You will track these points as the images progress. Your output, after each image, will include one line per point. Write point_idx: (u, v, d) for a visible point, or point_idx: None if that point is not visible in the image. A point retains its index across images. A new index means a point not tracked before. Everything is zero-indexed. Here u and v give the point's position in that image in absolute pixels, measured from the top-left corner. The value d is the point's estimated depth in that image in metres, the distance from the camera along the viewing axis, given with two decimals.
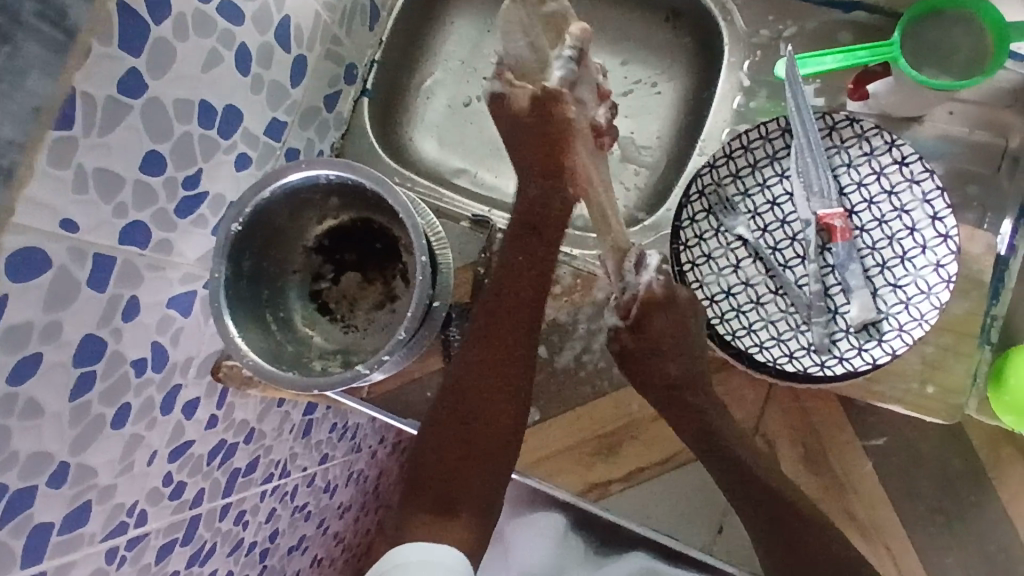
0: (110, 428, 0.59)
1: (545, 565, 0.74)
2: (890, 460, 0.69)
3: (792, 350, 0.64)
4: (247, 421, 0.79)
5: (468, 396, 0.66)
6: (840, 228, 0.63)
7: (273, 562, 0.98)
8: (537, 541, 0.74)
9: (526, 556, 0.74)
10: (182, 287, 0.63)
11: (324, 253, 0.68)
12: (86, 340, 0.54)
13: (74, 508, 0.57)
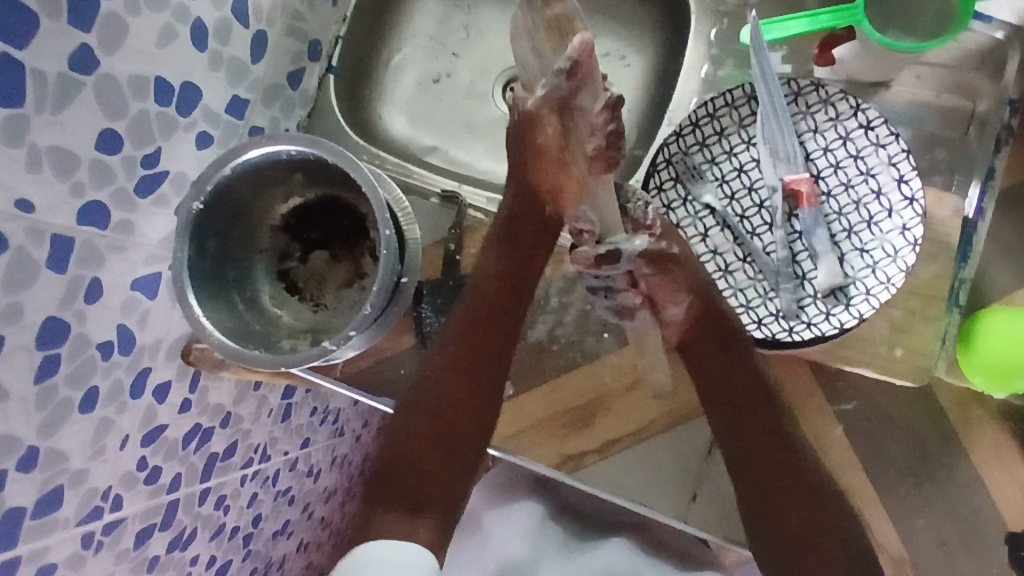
0: (79, 412, 0.58)
1: (521, 557, 0.72)
2: (862, 423, 0.69)
3: (760, 317, 0.65)
4: (223, 405, 0.79)
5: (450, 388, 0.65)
6: (806, 193, 0.63)
7: (258, 547, 0.98)
8: (514, 531, 0.73)
9: (503, 547, 0.73)
10: (146, 268, 0.63)
11: (291, 232, 0.68)
12: (49, 322, 0.53)
13: (45, 493, 0.56)
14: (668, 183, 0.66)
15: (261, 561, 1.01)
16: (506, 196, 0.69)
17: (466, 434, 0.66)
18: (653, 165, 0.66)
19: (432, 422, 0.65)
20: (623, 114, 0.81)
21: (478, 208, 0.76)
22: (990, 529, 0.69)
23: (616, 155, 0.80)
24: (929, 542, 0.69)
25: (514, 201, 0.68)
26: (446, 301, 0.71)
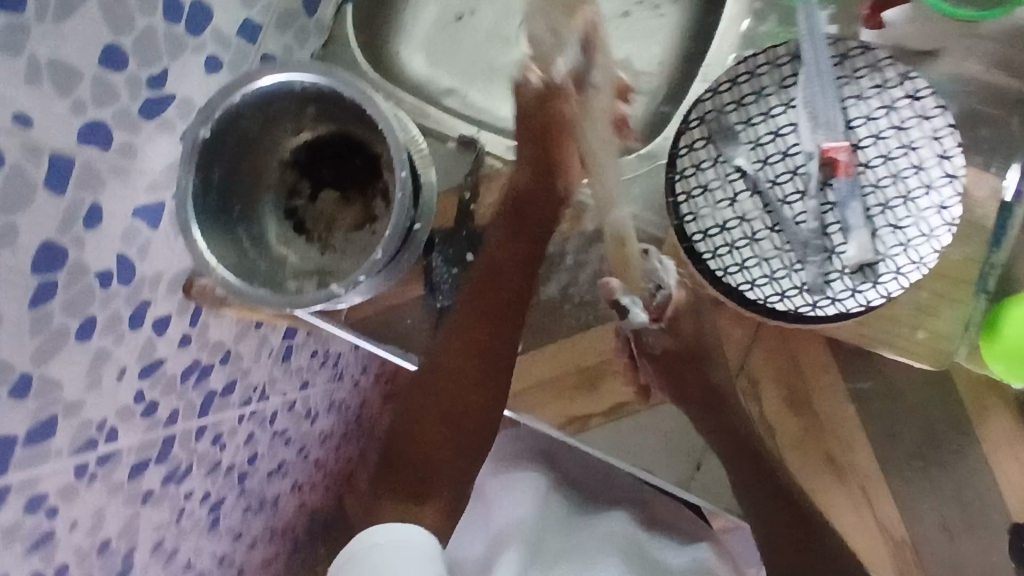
0: (75, 340, 0.56)
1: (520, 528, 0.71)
2: (872, 404, 0.67)
3: (784, 289, 0.61)
4: (223, 342, 0.77)
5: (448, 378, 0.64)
6: (845, 162, 0.59)
7: (253, 485, 0.99)
8: (517, 501, 0.73)
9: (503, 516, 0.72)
10: (148, 196, 0.60)
11: (301, 169, 0.65)
12: (45, 246, 0.51)
13: (38, 421, 0.55)
14: (699, 141, 0.63)
15: (256, 499, 1.01)
16: (518, 177, 0.67)
17: (468, 421, 0.64)
18: (685, 121, 0.63)
19: (435, 416, 0.64)
20: (653, 67, 0.77)
21: (498, 156, 0.72)
22: (995, 520, 0.67)
23: (642, 109, 0.76)
24: (935, 525, 0.67)
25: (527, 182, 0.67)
26: (458, 252, 0.68)
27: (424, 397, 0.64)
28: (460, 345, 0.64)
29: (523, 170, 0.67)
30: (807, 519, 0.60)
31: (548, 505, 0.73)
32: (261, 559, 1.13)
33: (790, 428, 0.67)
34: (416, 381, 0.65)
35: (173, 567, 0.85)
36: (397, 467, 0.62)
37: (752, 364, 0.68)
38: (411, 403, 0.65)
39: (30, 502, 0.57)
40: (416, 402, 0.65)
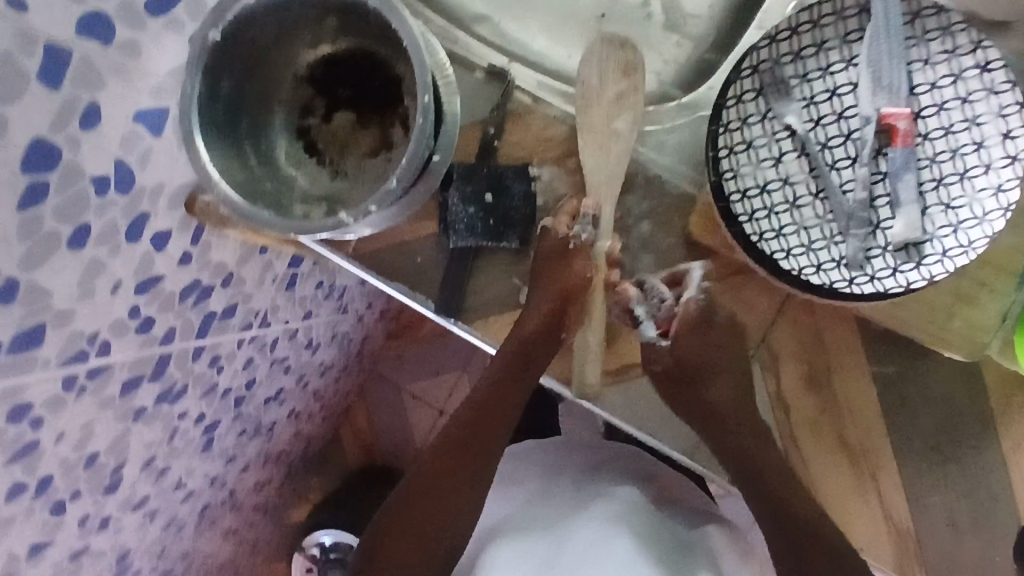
0: (67, 248, 0.53)
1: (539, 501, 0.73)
2: (895, 389, 0.63)
3: (821, 262, 0.57)
4: (225, 264, 0.74)
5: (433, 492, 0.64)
6: (903, 131, 0.55)
7: (249, 410, 0.98)
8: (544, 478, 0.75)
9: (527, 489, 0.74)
10: (151, 101, 0.56)
11: (317, 86, 0.61)
12: (38, 145, 0.47)
13: (25, 329, 0.53)
14: (748, 93, 0.57)
15: (251, 424, 1.01)
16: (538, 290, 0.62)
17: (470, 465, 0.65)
18: (736, 69, 0.57)
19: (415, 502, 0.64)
20: (704, 11, 0.70)
21: (527, 90, 0.66)
22: (1003, 521, 0.63)
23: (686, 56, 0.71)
24: (940, 520, 0.63)
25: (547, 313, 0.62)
26: (476, 191, 0.63)
27: (410, 499, 0.64)
28: (459, 437, 0.66)
29: (548, 239, 0.63)
30: (811, 533, 0.59)
31: (558, 488, 0.74)
32: (254, 482, 1.13)
33: (806, 407, 0.63)
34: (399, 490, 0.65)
35: (163, 485, 0.85)
36: (405, 513, 0.63)
37: (774, 337, 0.64)
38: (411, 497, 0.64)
39: (13, 410, 0.56)
40: (405, 514, 0.63)
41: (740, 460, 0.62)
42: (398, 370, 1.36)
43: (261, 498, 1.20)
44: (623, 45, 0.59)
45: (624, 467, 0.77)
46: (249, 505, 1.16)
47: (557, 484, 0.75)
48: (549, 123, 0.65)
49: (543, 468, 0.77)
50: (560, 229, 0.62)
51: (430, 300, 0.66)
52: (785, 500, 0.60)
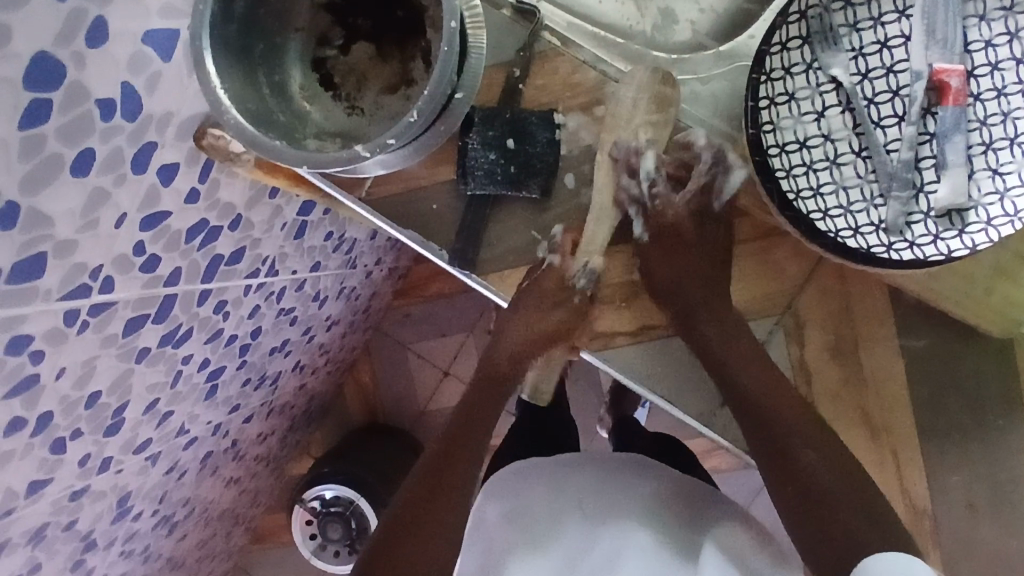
0: (70, 174, 0.51)
1: (541, 516, 0.63)
2: (926, 364, 0.61)
3: (859, 224, 0.54)
4: (234, 205, 0.72)
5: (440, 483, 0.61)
6: (955, 89, 0.51)
7: (255, 359, 0.96)
8: (550, 490, 0.66)
9: (531, 502, 0.65)
10: (161, 22, 0.54)
11: (334, 14, 0.57)
12: (41, 58, 0.45)
13: (26, 258, 0.51)
14: (794, 40, 0.54)
15: (256, 374, 0.99)
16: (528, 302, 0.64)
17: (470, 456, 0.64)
18: (782, 14, 0.54)
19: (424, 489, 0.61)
20: None
21: (556, 32, 0.63)
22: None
23: (724, 3, 0.67)
24: (957, 501, 0.61)
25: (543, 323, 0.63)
26: (498, 136, 0.60)
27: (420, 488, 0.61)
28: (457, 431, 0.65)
29: (540, 269, 0.62)
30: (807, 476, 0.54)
31: (567, 502, 0.64)
32: (257, 433, 1.13)
33: (828, 377, 0.61)
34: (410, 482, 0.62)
35: (166, 429, 0.84)
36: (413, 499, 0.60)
37: (801, 304, 0.61)
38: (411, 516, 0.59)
39: (13, 342, 0.54)
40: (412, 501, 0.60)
41: (750, 406, 0.57)
42: (404, 329, 1.34)
43: (264, 450, 1.20)
44: (664, 77, 0.59)
45: (640, 478, 0.68)
46: (251, 456, 1.16)
47: (564, 503, 0.64)
48: (577, 68, 0.62)
49: (549, 482, 0.66)
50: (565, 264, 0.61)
51: (443, 250, 0.63)
52: (789, 446, 0.55)
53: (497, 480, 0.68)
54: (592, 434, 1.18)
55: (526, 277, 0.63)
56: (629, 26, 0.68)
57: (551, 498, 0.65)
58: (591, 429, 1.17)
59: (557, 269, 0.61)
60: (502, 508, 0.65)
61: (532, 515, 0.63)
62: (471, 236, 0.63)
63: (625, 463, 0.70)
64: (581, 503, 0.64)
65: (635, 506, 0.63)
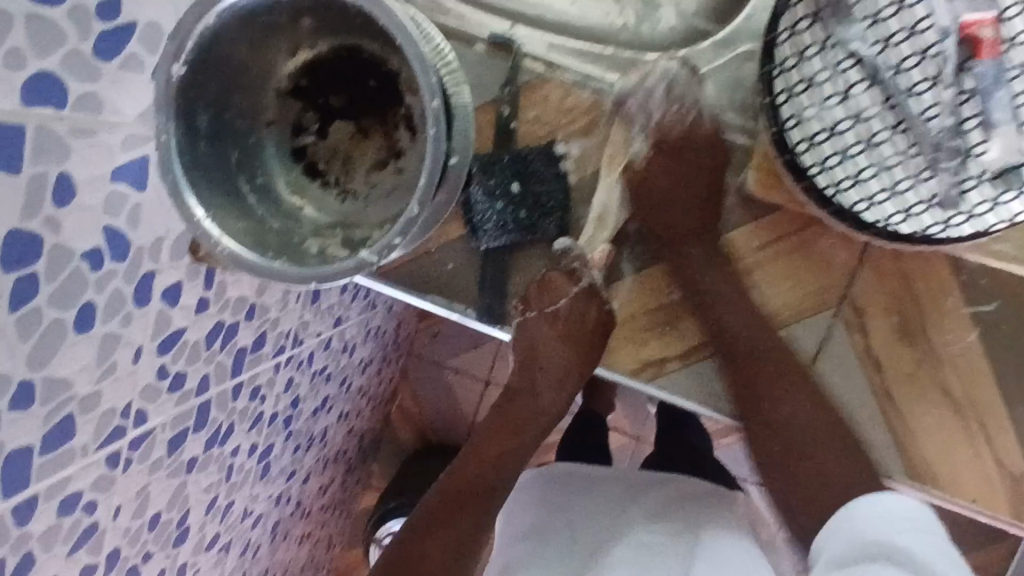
0: (75, 332, 0.49)
1: (546, 496, 0.68)
2: (1003, 327, 0.56)
3: (909, 206, 0.50)
4: (245, 297, 0.69)
5: (456, 515, 0.60)
6: (989, 40, 0.45)
7: (300, 426, 0.95)
8: (562, 476, 0.70)
9: (542, 502, 0.67)
10: (127, 153, 0.50)
11: (304, 98, 0.55)
12: (13, 237, 0.42)
13: (53, 425, 0.50)
14: (802, 22, 0.50)
15: (305, 438, 0.98)
16: (551, 310, 0.60)
17: (494, 471, 0.62)
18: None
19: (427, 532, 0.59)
20: None
21: (537, 57, 0.60)
22: None
23: None
24: None
25: (566, 348, 0.61)
26: (500, 182, 0.58)
27: (423, 533, 0.59)
28: (494, 430, 0.64)
29: (574, 288, 0.60)
30: (826, 493, 0.57)
31: (578, 469, 0.72)
32: (318, 487, 1.12)
33: (902, 360, 0.57)
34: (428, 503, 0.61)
35: (230, 519, 0.84)
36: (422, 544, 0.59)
37: (858, 291, 0.57)
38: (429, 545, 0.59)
39: (63, 505, 0.53)
40: (422, 540, 0.59)
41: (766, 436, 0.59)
42: (436, 348, 1.31)
43: (328, 499, 1.19)
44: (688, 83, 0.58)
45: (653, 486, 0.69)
46: (318, 509, 1.15)
47: (576, 483, 0.70)
48: (569, 91, 0.59)
49: (563, 477, 0.71)
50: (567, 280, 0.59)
51: (470, 309, 0.61)
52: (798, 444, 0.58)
53: (514, 496, 0.70)
54: (648, 416, 1.14)
55: (557, 295, 0.60)
56: (610, 24, 0.62)
57: (551, 520, 0.66)
58: (644, 411, 1.13)
59: (594, 294, 0.59)
60: (513, 523, 0.67)
61: (537, 533, 0.64)
62: (494, 291, 0.60)
63: (631, 481, 0.70)
64: (597, 492, 0.68)
65: (641, 510, 0.65)
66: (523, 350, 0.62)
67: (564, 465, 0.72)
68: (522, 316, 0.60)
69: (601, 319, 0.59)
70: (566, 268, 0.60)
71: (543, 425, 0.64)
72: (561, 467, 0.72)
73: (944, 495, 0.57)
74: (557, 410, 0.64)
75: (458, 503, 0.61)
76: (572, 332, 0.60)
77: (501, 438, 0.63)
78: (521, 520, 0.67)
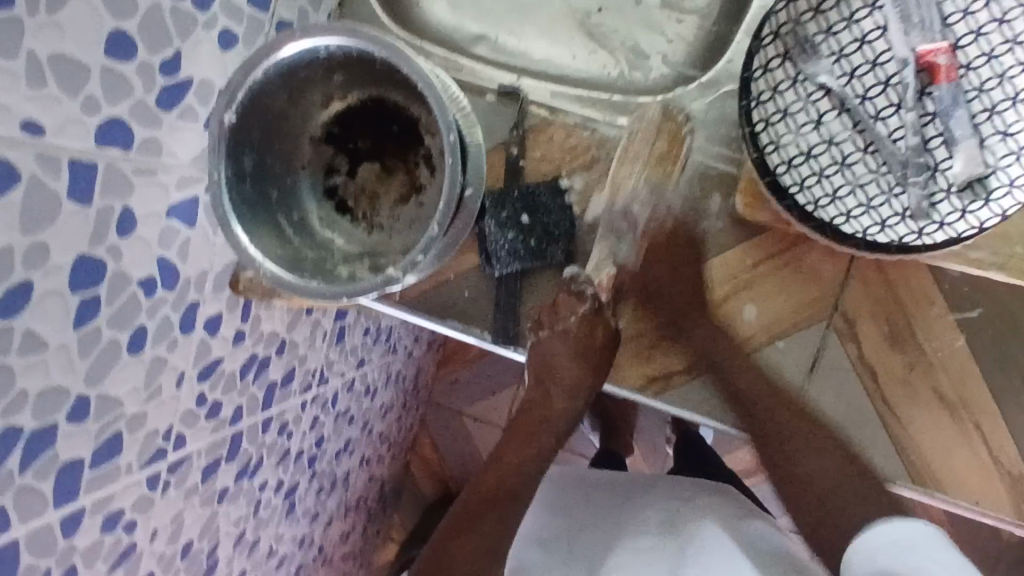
0: (127, 353, 0.54)
1: (559, 503, 0.76)
2: (988, 332, 0.60)
3: (884, 219, 0.54)
4: (277, 332, 0.74)
5: (479, 520, 0.66)
6: (945, 66, 0.51)
7: (323, 467, 0.97)
8: (574, 485, 0.79)
9: (557, 513, 0.74)
10: (180, 193, 0.57)
11: (335, 143, 0.62)
12: (80, 262, 0.48)
13: (104, 441, 0.54)
14: (774, 61, 0.55)
15: (327, 480, 1.00)
16: (562, 331, 0.64)
17: (513, 481, 0.68)
18: (756, 38, 0.55)
19: (453, 536, 0.66)
20: None
21: (542, 103, 0.67)
22: None
23: (691, 32, 0.71)
24: None
25: (579, 363, 0.65)
26: (511, 215, 0.62)
27: (450, 538, 0.66)
28: (516, 435, 0.70)
29: (581, 307, 0.63)
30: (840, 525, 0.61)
31: (596, 480, 0.79)
32: (339, 534, 1.12)
33: (893, 367, 0.61)
34: (455, 511, 0.68)
35: (257, 557, 0.85)
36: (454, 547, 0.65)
37: (847, 301, 0.62)
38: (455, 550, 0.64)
39: (106, 521, 0.56)
40: (448, 555, 0.65)
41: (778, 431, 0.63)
42: (454, 395, 1.34)
43: (348, 549, 1.19)
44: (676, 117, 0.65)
45: (666, 489, 0.74)
46: (338, 557, 1.15)
47: (591, 492, 0.77)
48: (571, 131, 0.66)
49: (580, 489, 0.78)
50: (574, 302, 0.63)
51: (485, 332, 0.66)
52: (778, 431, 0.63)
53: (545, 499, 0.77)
54: (666, 460, 1.15)
55: (568, 313, 0.63)
56: (607, 74, 0.72)
57: (563, 522, 0.73)
58: (663, 454, 1.14)
59: (599, 313, 0.64)
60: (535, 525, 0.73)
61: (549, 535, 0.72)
62: (503, 316, 0.65)
63: (630, 486, 0.76)
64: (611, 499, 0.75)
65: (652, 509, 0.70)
66: (533, 366, 0.67)
67: (578, 481, 0.79)
68: (535, 335, 0.65)
69: (608, 337, 0.64)
70: (576, 291, 0.63)
71: (558, 429, 0.70)
72: (585, 477, 0.80)
73: (950, 498, 0.59)
74: (571, 416, 0.69)
75: (478, 512, 0.67)
76: (583, 348, 0.64)
77: (519, 443, 0.70)
78: (538, 526, 0.73)
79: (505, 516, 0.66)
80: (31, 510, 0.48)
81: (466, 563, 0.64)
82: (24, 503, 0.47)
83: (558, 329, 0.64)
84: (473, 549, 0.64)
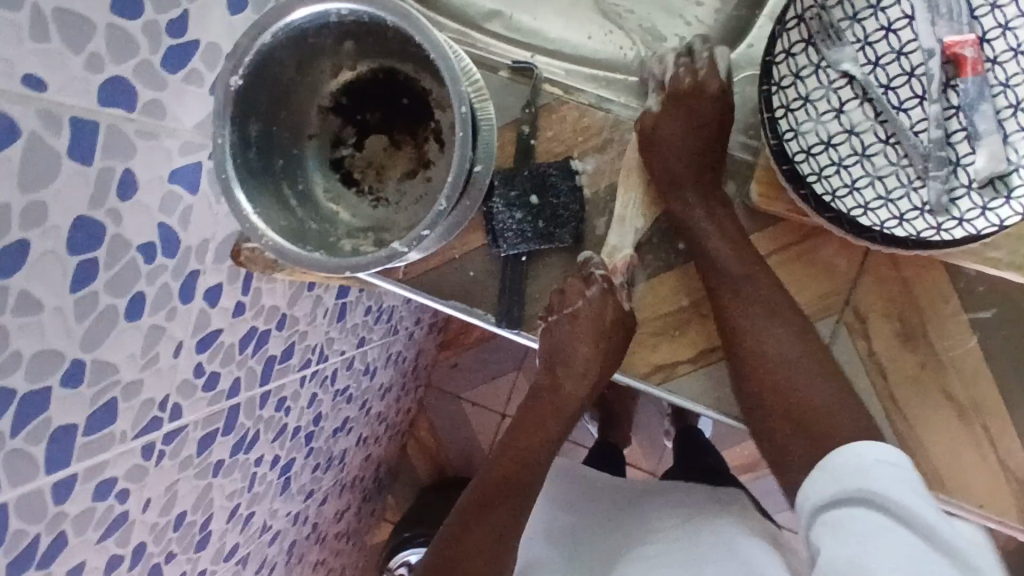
0: (125, 319, 0.53)
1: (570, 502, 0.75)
2: (999, 334, 0.59)
3: (902, 212, 0.53)
4: (278, 307, 0.73)
5: (489, 510, 0.64)
6: (972, 59, 0.50)
7: (320, 445, 0.96)
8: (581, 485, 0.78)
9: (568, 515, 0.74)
10: (184, 159, 0.56)
11: (343, 115, 0.61)
12: (80, 223, 0.47)
13: (98, 407, 0.53)
14: (797, 46, 0.54)
15: (323, 457, 0.99)
16: (571, 313, 0.63)
17: (523, 469, 0.67)
18: (779, 22, 0.54)
19: (461, 524, 0.64)
20: None
21: (555, 83, 0.66)
22: None
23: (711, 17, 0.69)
24: None
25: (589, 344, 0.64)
26: (521, 195, 0.61)
27: (459, 526, 0.64)
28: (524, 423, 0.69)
29: (590, 291, 0.62)
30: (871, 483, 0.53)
31: (604, 481, 0.79)
32: (333, 512, 1.12)
33: (902, 364, 0.60)
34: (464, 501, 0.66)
35: (250, 531, 0.84)
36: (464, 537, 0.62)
37: (857, 296, 0.61)
38: (467, 536, 0.62)
39: (99, 488, 0.55)
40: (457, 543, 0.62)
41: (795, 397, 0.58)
42: (455, 379, 1.34)
43: (343, 527, 1.19)
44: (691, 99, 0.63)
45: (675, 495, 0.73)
46: (332, 535, 1.15)
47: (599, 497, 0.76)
48: (584, 112, 0.64)
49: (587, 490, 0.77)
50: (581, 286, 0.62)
51: (490, 314, 0.64)
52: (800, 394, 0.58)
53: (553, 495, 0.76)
54: (664, 452, 1.14)
55: (577, 296, 0.63)
56: (624, 56, 0.70)
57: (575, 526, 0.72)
58: (661, 447, 1.13)
59: (611, 295, 0.62)
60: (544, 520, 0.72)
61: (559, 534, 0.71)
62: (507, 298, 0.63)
63: (639, 492, 0.76)
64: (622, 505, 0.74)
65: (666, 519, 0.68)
66: (544, 352, 0.67)
67: (586, 480, 0.78)
68: (545, 322, 0.64)
69: (618, 318, 0.62)
70: (585, 274, 0.63)
71: (566, 416, 0.70)
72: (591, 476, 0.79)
73: (953, 501, 0.58)
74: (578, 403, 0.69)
75: (487, 502, 0.65)
76: (593, 328, 0.63)
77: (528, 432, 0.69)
78: (547, 524, 0.72)
79: (514, 505, 0.65)
80: (22, 474, 0.47)
81: (477, 553, 0.61)
82: (13, 466, 0.47)
83: (568, 314, 0.63)
84: (482, 539, 0.62)
